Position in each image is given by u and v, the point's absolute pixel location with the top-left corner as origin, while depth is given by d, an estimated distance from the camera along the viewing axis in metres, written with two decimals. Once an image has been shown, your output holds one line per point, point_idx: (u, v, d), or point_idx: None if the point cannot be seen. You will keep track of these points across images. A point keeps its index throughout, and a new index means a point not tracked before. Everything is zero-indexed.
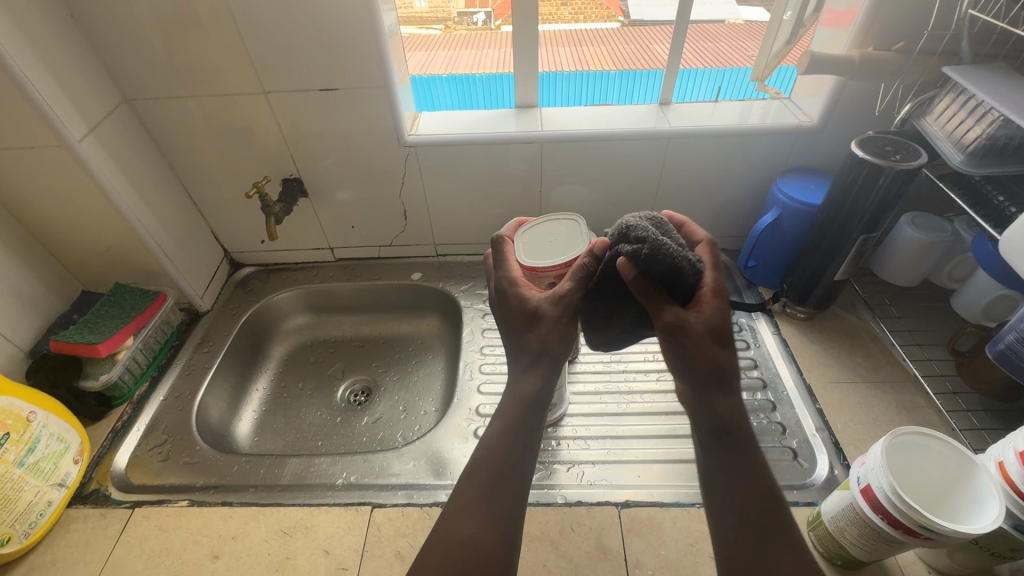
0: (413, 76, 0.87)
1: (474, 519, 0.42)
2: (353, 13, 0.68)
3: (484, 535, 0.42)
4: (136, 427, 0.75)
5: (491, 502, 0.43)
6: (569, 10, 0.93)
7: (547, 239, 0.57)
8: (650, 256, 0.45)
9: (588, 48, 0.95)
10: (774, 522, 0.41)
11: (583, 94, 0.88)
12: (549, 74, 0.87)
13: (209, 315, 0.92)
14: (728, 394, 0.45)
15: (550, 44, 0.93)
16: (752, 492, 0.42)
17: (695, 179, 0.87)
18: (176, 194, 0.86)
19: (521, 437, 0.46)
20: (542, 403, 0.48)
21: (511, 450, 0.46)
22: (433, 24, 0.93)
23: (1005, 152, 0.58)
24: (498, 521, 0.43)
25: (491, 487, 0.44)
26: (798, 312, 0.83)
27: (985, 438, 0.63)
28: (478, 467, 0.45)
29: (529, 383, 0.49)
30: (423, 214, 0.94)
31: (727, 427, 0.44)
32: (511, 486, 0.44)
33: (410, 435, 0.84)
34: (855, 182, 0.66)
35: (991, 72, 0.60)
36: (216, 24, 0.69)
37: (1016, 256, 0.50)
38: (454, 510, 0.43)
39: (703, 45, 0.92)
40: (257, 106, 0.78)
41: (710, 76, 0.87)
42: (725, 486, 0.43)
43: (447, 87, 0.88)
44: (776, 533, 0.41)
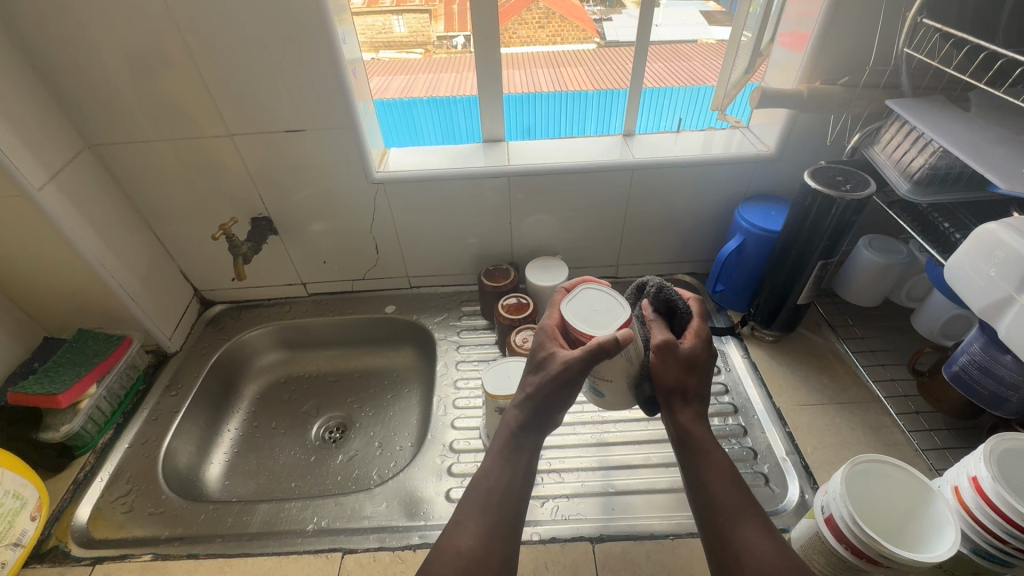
0: (389, 101, 0.86)
1: (471, 532, 0.48)
2: (318, 57, 0.70)
3: (481, 547, 0.47)
4: (98, 478, 0.72)
5: (488, 517, 0.49)
6: (549, 32, 0.85)
7: (594, 307, 0.53)
8: (661, 296, 0.55)
9: (567, 70, 0.87)
10: (741, 509, 0.49)
11: (563, 114, 0.88)
12: (522, 95, 0.86)
13: (178, 356, 0.90)
14: (687, 405, 0.54)
15: (526, 64, 0.86)
16: (720, 487, 0.50)
17: (662, 207, 0.89)
18: (143, 236, 0.85)
19: (511, 464, 0.53)
20: (529, 431, 0.54)
21: (503, 474, 0.52)
22: (411, 48, 0.85)
23: (949, 181, 0.60)
24: (495, 533, 0.48)
25: (484, 505, 0.50)
26: (766, 335, 0.84)
27: (947, 457, 0.65)
28: (474, 490, 0.52)
29: (514, 414, 0.55)
30: (396, 248, 0.94)
31: (691, 434, 0.53)
32: (503, 505, 0.50)
33: (386, 472, 0.83)
34: (810, 211, 0.68)
35: (930, 105, 0.62)
36: (181, 70, 0.70)
37: (961, 283, 0.52)
38: (456, 527, 0.49)
39: (677, 63, 0.87)
40: (224, 147, 0.78)
41: (685, 96, 0.86)
42: (697, 484, 0.52)
43: (429, 110, 0.87)
44: (742, 517, 0.48)
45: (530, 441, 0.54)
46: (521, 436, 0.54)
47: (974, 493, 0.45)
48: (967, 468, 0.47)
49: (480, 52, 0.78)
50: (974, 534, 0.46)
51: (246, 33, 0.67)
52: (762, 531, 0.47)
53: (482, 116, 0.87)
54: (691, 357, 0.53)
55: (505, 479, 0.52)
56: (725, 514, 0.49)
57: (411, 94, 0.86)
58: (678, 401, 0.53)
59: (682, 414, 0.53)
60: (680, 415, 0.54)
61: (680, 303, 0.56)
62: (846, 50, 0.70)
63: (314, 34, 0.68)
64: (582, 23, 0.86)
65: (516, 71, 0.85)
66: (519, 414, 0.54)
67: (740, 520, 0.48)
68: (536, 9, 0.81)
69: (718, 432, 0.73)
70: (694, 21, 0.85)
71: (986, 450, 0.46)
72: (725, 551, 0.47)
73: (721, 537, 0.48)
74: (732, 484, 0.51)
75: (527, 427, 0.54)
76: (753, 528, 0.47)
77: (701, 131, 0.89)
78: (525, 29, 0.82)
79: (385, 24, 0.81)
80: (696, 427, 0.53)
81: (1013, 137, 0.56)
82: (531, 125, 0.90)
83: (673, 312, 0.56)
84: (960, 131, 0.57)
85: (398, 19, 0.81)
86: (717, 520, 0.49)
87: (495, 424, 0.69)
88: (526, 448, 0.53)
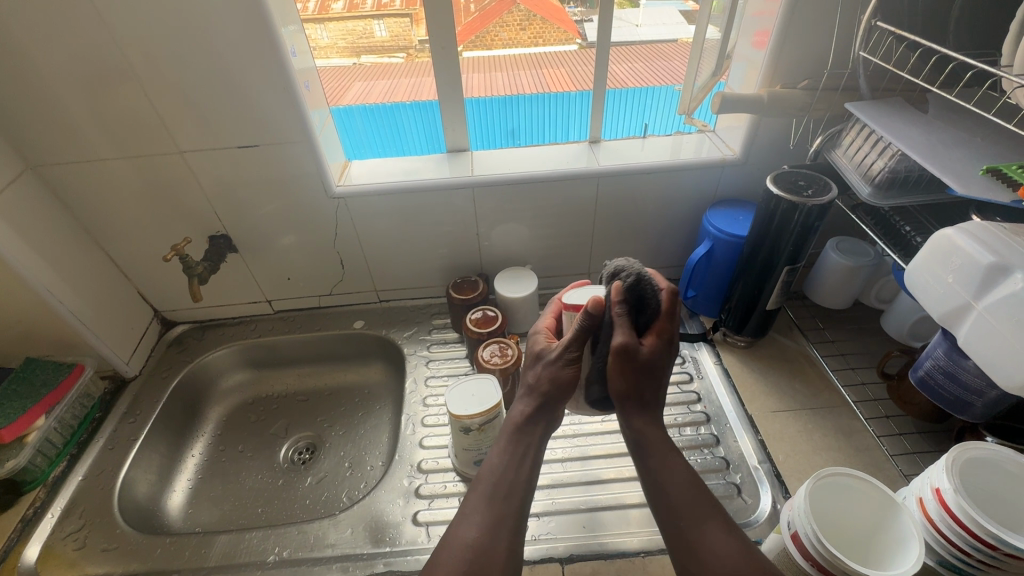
0: (359, 108, 0.83)
1: (478, 524, 0.48)
2: (267, 71, 0.68)
3: (488, 537, 0.47)
4: (49, 514, 0.69)
5: (495, 508, 0.49)
6: (530, 33, 0.84)
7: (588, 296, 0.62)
8: (634, 284, 0.54)
9: (549, 71, 0.85)
10: (701, 508, 0.48)
11: (547, 119, 0.87)
12: (505, 96, 0.85)
13: (138, 381, 0.87)
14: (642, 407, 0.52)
15: (510, 68, 0.86)
16: (677, 487, 0.49)
17: (631, 213, 0.88)
18: (95, 258, 0.82)
19: (519, 455, 0.52)
20: (533, 427, 0.54)
21: (510, 465, 0.51)
22: (393, 53, 0.84)
23: (909, 185, 0.60)
24: (504, 524, 0.48)
25: (491, 496, 0.50)
26: (738, 340, 0.83)
27: (917, 462, 0.64)
28: (482, 480, 0.51)
29: (520, 409, 0.55)
30: (362, 262, 0.92)
31: (645, 437, 0.51)
32: (509, 497, 0.50)
33: (356, 494, 0.80)
34: (773, 216, 0.67)
35: (888, 107, 0.62)
36: (124, 86, 0.67)
37: (920, 289, 0.52)
38: (463, 519, 0.49)
39: (659, 63, 0.86)
40: (176, 165, 0.76)
41: (666, 98, 0.86)
42: (654, 486, 0.50)
43: (411, 114, 0.84)
44: (704, 516, 0.48)
45: (537, 433, 0.54)
46: (527, 426, 0.54)
47: (937, 506, 0.46)
48: (931, 480, 0.47)
49: (437, 60, 0.77)
50: (939, 546, 0.46)
51: (190, 47, 0.65)
52: (723, 529, 0.47)
53: (445, 126, 0.86)
54: (649, 360, 0.51)
55: (513, 469, 0.51)
56: (685, 517, 0.48)
57: (393, 98, 0.83)
58: (632, 405, 0.52)
59: (634, 418, 0.52)
60: (633, 419, 0.52)
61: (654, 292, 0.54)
62: (805, 53, 0.69)
63: (260, 47, 0.66)
64: (563, 24, 0.82)
65: (500, 75, 0.85)
66: (524, 406, 0.55)
67: (701, 521, 0.47)
68: (516, 11, 0.81)
69: (690, 443, 0.72)
70: (673, 21, 0.85)
71: (948, 462, 0.46)
72: (690, 556, 0.46)
73: (684, 541, 0.47)
74: (689, 484, 0.50)
75: (535, 417, 0.54)
76: (716, 526, 0.47)
77: (669, 135, 0.89)
78: (506, 31, 0.83)
79: (367, 29, 0.81)
80: (651, 427, 0.52)
81: (967, 140, 0.56)
82: (515, 128, 0.89)
83: (645, 303, 0.54)
84: (918, 134, 0.57)
85: (379, 24, 0.80)
86: (677, 523, 0.48)
87: (461, 443, 0.67)
88: (531, 439, 0.53)
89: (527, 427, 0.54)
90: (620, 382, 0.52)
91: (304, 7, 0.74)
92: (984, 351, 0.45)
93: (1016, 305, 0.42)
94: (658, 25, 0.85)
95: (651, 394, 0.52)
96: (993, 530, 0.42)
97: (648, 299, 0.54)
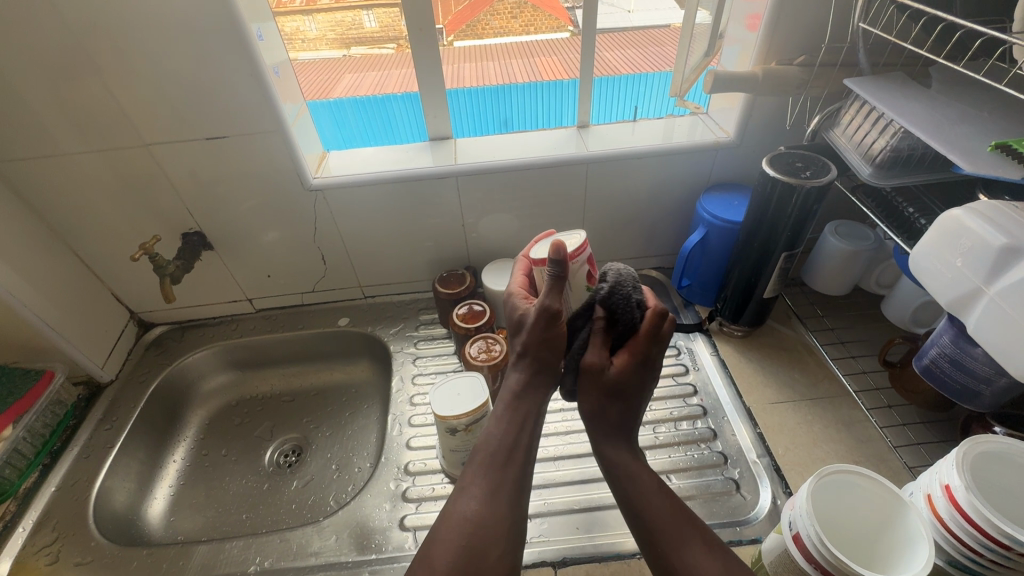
0: (343, 100, 0.80)
1: (476, 497, 0.46)
2: (232, 58, 0.64)
3: (486, 511, 0.45)
4: (20, 527, 0.67)
5: (489, 481, 0.47)
6: (521, 21, 0.81)
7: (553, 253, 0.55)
8: (607, 296, 0.52)
9: (542, 59, 0.82)
10: (681, 530, 0.47)
11: (539, 110, 0.84)
12: (497, 87, 0.81)
13: (114, 386, 0.84)
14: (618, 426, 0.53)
15: (501, 58, 0.84)
16: (654, 510, 0.49)
17: (623, 201, 0.85)
18: (63, 259, 0.79)
19: (518, 425, 0.50)
20: (529, 390, 0.52)
21: (508, 433, 0.50)
22: (383, 44, 0.78)
23: (911, 164, 0.57)
24: (504, 491, 0.47)
25: (489, 465, 0.48)
26: (735, 330, 0.81)
27: (922, 453, 0.62)
28: (478, 451, 0.50)
29: (516, 375, 0.53)
30: (344, 257, 0.88)
31: (618, 461, 0.52)
32: (506, 466, 0.48)
33: (344, 497, 0.77)
34: (770, 201, 0.64)
35: (889, 82, 0.59)
36: (79, 78, 0.63)
37: (926, 273, 0.49)
38: (461, 494, 0.47)
39: (653, 50, 0.83)
40: (142, 160, 0.72)
41: (659, 82, 0.82)
42: (634, 507, 0.50)
43: (402, 106, 0.81)
44: (685, 537, 0.47)
45: (537, 397, 0.52)
46: (525, 391, 0.52)
47: (947, 504, 0.43)
48: (940, 476, 0.45)
49: (415, 43, 0.73)
50: (949, 546, 0.43)
51: (148, 34, 0.61)
52: (703, 548, 0.46)
53: (426, 113, 0.82)
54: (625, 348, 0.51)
55: (513, 434, 0.50)
56: (665, 540, 0.47)
57: (384, 90, 0.80)
58: (593, 389, 0.51)
59: (586, 402, 0.52)
60: (586, 403, 0.52)
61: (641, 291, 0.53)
62: (799, 29, 0.66)
63: (223, 32, 0.61)
64: (554, 11, 0.78)
65: (490, 65, 0.82)
66: (518, 373, 0.53)
67: (681, 544, 0.46)
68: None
69: (687, 437, 0.69)
70: (666, 5, 0.83)
71: (959, 457, 0.43)
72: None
73: (667, 566, 0.45)
74: (668, 506, 0.49)
75: (533, 381, 0.52)
76: (697, 549, 0.46)
77: (661, 119, 0.85)
78: (498, 19, 0.80)
79: (356, 20, 0.76)
80: (625, 451, 0.53)
81: (973, 114, 0.52)
82: (506, 118, 0.85)
83: (620, 315, 0.52)
84: (922, 110, 0.53)
85: (367, 14, 0.74)
86: (659, 548, 0.47)
87: (449, 444, 0.64)
88: (530, 404, 0.52)
89: (525, 391, 0.52)
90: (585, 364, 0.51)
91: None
92: (996, 338, 0.43)
93: None
94: (651, 11, 0.83)
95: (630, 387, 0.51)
96: (1010, 531, 0.39)
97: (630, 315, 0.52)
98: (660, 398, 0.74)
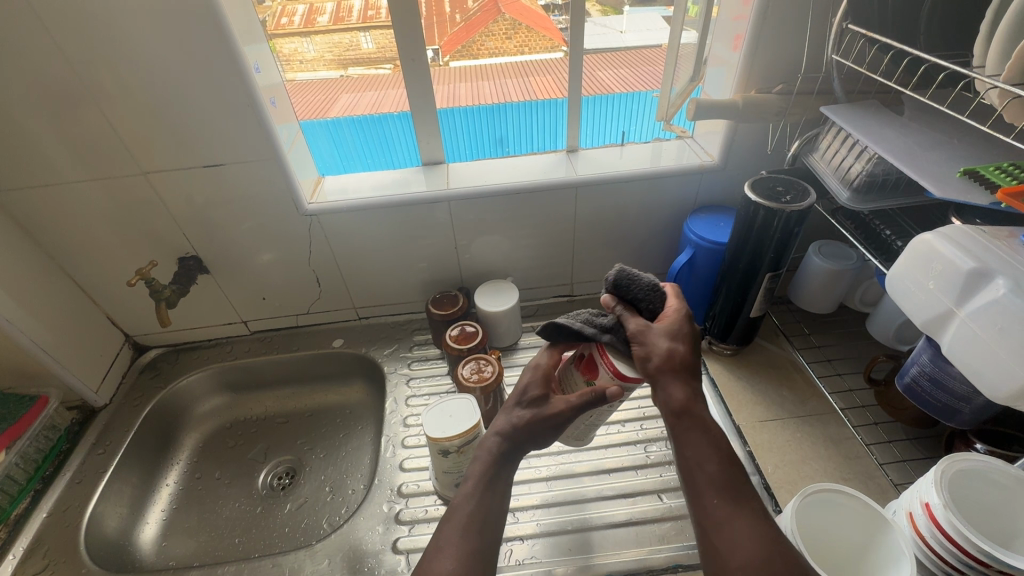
0: (337, 122, 0.82)
1: (453, 555, 0.45)
2: (230, 88, 0.66)
3: (463, 570, 0.44)
4: (12, 553, 0.67)
5: (472, 534, 0.47)
6: (516, 41, 0.82)
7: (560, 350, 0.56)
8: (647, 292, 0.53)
9: (535, 78, 0.85)
10: (736, 492, 0.44)
11: (533, 132, 0.87)
12: (492, 106, 0.83)
13: (108, 410, 0.84)
14: (682, 379, 0.47)
15: (495, 76, 0.86)
16: (714, 465, 0.45)
17: (613, 221, 0.86)
18: (59, 285, 0.80)
19: (489, 490, 0.50)
20: (504, 459, 0.52)
21: (478, 498, 0.49)
22: (380, 64, 0.79)
23: (886, 188, 0.59)
24: (477, 554, 0.46)
25: (466, 521, 0.47)
26: (724, 349, 0.82)
27: (908, 470, 0.63)
28: (454, 515, 0.48)
29: (493, 440, 0.53)
30: (339, 279, 0.90)
31: (687, 410, 0.47)
32: (482, 521, 0.48)
33: (337, 520, 0.77)
34: (753, 223, 0.66)
35: (864, 110, 0.61)
36: (82, 111, 0.65)
37: (900, 293, 0.51)
38: (437, 553, 0.46)
39: (645, 68, 0.85)
40: (138, 187, 0.73)
41: (650, 104, 0.85)
42: (688, 463, 0.46)
43: (397, 125, 0.83)
44: (738, 503, 0.44)
45: (507, 471, 0.52)
46: (497, 463, 0.51)
47: (927, 521, 0.45)
48: (920, 493, 0.47)
49: (407, 72, 0.76)
50: (929, 561, 0.45)
51: (149, 64, 0.63)
52: (757, 516, 0.43)
53: (419, 139, 0.84)
54: (670, 330, 0.49)
55: (486, 502, 0.49)
56: (720, 499, 0.44)
57: (380, 110, 0.81)
58: (671, 377, 0.47)
59: (673, 389, 0.47)
60: (671, 390, 0.47)
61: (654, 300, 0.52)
62: (777, 57, 0.69)
63: (221, 65, 0.64)
64: (548, 31, 0.80)
65: (484, 84, 0.85)
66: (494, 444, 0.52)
67: (735, 507, 0.43)
68: (502, 19, 0.81)
69: None
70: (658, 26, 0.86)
71: (937, 476, 0.45)
72: (715, 532, 0.43)
73: (712, 521, 0.43)
74: (725, 466, 0.45)
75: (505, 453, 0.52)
76: (748, 518, 0.43)
77: (648, 143, 0.88)
78: (493, 40, 0.83)
79: (353, 41, 0.77)
80: (694, 400, 0.47)
81: (944, 141, 0.55)
82: (502, 136, 0.87)
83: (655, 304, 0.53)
84: (894, 137, 0.56)
85: (365, 35, 0.75)
86: (707, 502, 0.44)
87: (441, 466, 0.65)
88: (502, 479, 0.51)
89: (502, 458, 0.52)
90: (654, 359, 0.48)
91: (291, 20, 0.74)
92: (967, 357, 0.44)
93: (997, 311, 0.41)
94: (644, 31, 0.84)
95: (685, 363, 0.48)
96: (987, 548, 0.41)
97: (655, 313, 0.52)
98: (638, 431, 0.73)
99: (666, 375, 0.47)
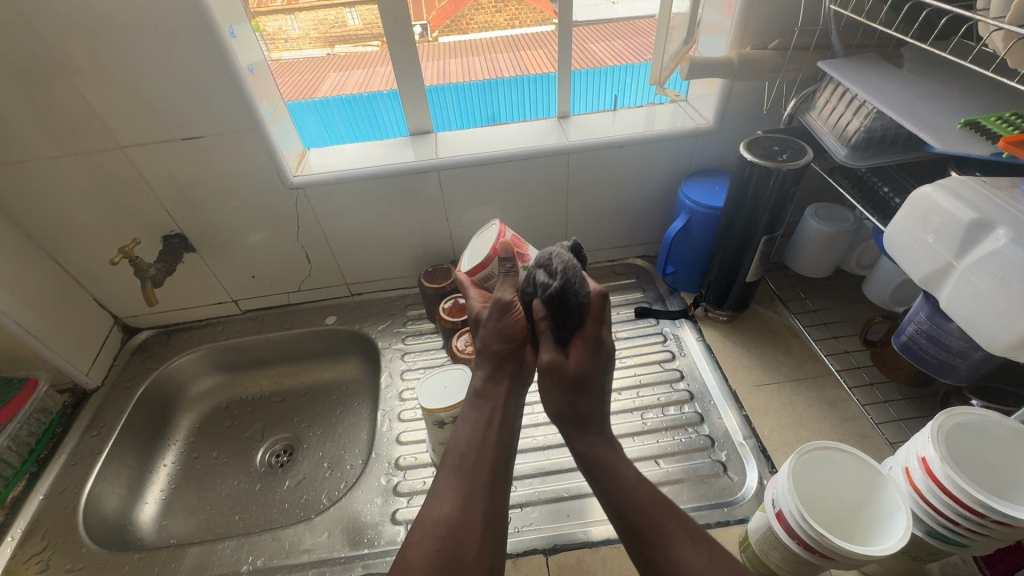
0: (327, 100, 0.81)
1: (450, 500, 0.46)
2: (204, 55, 0.63)
3: (461, 513, 0.45)
4: (10, 535, 0.67)
5: (464, 483, 0.47)
6: (507, 14, 0.84)
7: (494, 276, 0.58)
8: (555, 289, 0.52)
9: (526, 53, 0.85)
10: (664, 524, 0.46)
11: (525, 105, 0.84)
12: (484, 82, 0.82)
13: (101, 392, 0.84)
14: (587, 399, 0.52)
15: (487, 53, 0.86)
16: (637, 502, 0.48)
17: (605, 189, 0.85)
18: (42, 268, 0.78)
19: (487, 426, 0.51)
20: (493, 387, 0.54)
21: (473, 435, 0.51)
22: (367, 42, 0.78)
23: (885, 144, 0.58)
24: (476, 496, 0.47)
25: (459, 468, 0.48)
26: (720, 314, 0.81)
27: (903, 428, 0.63)
28: (449, 455, 0.50)
29: (478, 376, 0.54)
30: (329, 255, 0.88)
31: (594, 454, 0.51)
32: (478, 465, 0.49)
33: (336, 495, 0.77)
34: (749, 184, 0.64)
35: (862, 64, 0.59)
36: (51, 85, 0.62)
37: (896, 247, 0.50)
38: (436, 498, 0.47)
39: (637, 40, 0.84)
40: (116, 162, 0.71)
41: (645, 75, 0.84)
42: (612, 502, 0.49)
43: (388, 105, 0.81)
44: (668, 535, 0.45)
45: (501, 393, 0.53)
46: (489, 389, 0.53)
47: (924, 476, 0.45)
48: (917, 449, 0.47)
49: (390, 36, 0.72)
50: (925, 515, 0.45)
51: (117, 32, 0.59)
52: (692, 544, 0.44)
53: (405, 109, 0.81)
54: (575, 374, 0.51)
55: (481, 432, 0.51)
56: (648, 538, 0.45)
57: (371, 89, 0.80)
58: (576, 412, 0.52)
59: (582, 422, 0.52)
60: (581, 427, 0.52)
61: (578, 295, 0.52)
62: (772, 13, 0.67)
63: (195, 33, 0.61)
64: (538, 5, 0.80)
65: (475, 60, 0.84)
66: (483, 372, 0.54)
67: (666, 538, 0.45)
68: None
69: (672, 423, 0.70)
70: None
71: (933, 430, 0.45)
72: (660, 574, 0.44)
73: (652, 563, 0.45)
74: (649, 501, 0.48)
75: (495, 376, 0.54)
76: (684, 545, 0.44)
77: (643, 106, 0.85)
78: (482, 15, 0.85)
79: (339, 18, 0.77)
80: (598, 445, 0.52)
81: (944, 94, 0.53)
82: (494, 114, 0.85)
83: (567, 303, 0.52)
84: (894, 90, 0.54)
85: (351, 12, 0.74)
86: (641, 546, 0.46)
87: (437, 437, 0.65)
88: (495, 402, 0.53)
89: (489, 389, 0.54)
90: (556, 399, 0.52)
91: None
92: (967, 312, 0.43)
93: (999, 264, 0.40)
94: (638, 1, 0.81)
95: (587, 405, 0.52)
96: (984, 499, 0.41)
97: (576, 316, 0.52)
98: (647, 385, 0.75)
99: (576, 412, 0.52)
